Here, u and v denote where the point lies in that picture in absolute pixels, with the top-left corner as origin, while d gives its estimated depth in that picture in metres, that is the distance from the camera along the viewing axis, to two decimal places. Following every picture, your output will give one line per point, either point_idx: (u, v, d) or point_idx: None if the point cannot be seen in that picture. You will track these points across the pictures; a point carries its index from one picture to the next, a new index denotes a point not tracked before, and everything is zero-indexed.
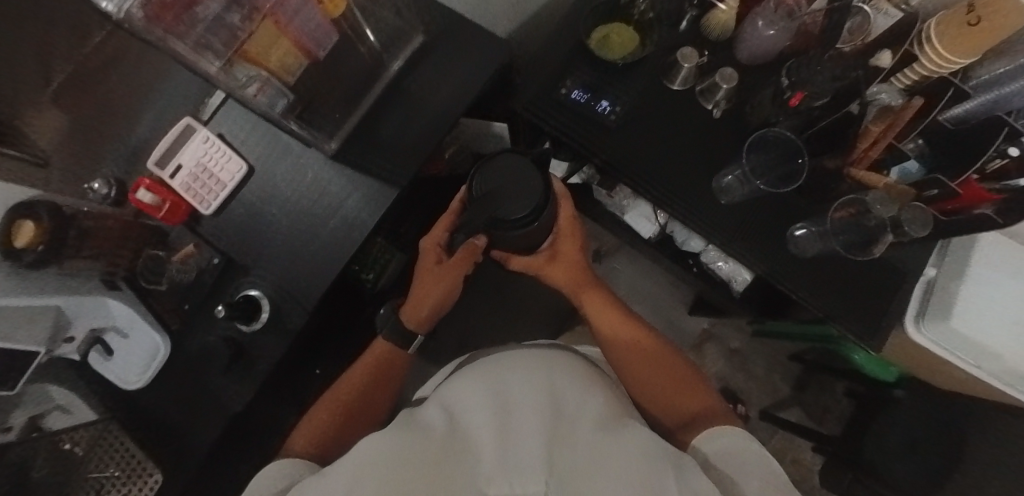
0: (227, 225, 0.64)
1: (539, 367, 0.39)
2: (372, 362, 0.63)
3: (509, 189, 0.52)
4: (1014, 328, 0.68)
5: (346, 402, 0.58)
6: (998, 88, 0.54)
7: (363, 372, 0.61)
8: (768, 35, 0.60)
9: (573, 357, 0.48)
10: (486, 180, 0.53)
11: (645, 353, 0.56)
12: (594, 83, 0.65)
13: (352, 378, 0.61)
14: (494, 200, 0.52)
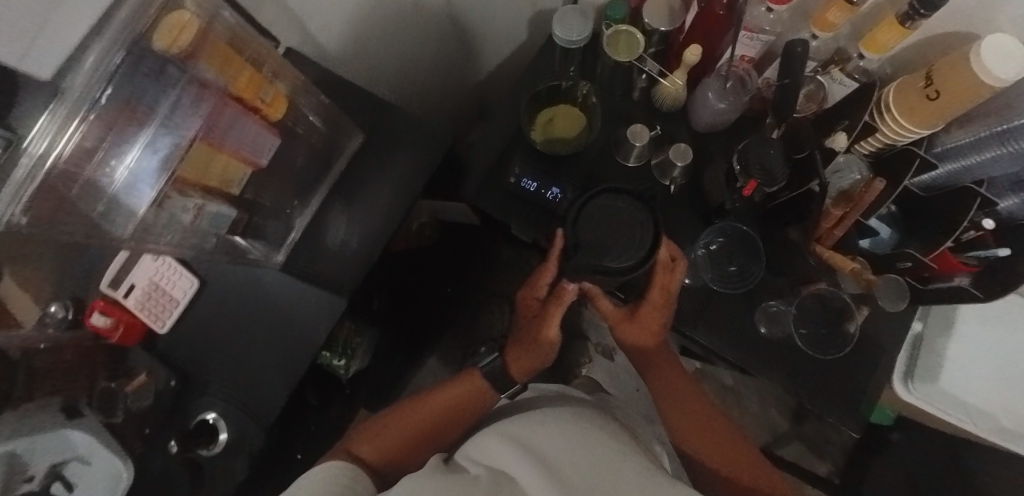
0: (183, 341, 0.63)
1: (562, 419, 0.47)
2: (448, 397, 0.60)
3: (624, 242, 0.50)
4: (1007, 386, 0.62)
5: (411, 440, 0.57)
6: (963, 157, 0.50)
7: (449, 402, 0.59)
8: (719, 109, 0.58)
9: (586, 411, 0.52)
10: (586, 223, 0.51)
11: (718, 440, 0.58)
12: (543, 169, 0.63)
13: (420, 412, 0.59)
14: (600, 247, 0.50)
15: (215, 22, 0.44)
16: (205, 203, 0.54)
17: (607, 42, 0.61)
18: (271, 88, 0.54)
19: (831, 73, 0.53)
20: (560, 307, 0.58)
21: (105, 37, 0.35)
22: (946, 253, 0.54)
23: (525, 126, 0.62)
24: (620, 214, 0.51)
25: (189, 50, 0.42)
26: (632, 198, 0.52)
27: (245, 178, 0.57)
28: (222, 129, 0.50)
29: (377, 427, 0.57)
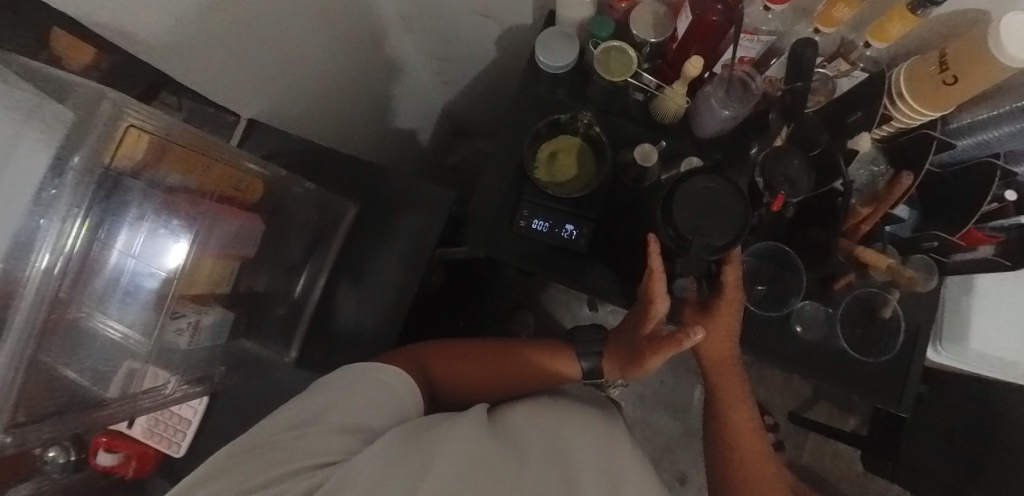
0: (202, 460, 0.58)
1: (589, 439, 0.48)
2: (537, 353, 0.59)
3: (716, 216, 0.47)
4: None
5: (479, 378, 0.57)
6: (977, 134, 0.50)
7: (534, 358, 0.59)
8: (725, 118, 0.55)
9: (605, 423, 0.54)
10: (686, 208, 0.48)
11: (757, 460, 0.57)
12: (551, 207, 0.59)
13: (511, 363, 0.58)
14: (702, 230, 0.47)
15: (170, 131, 0.40)
16: (200, 317, 0.49)
17: (597, 63, 0.56)
18: (245, 174, 0.51)
19: (838, 66, 0.52)
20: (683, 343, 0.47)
21: (61, 180, 0.32)
22: (971, 229, 0.53)
23: (528, 169, 0.58)
24: (717, 195, 0.48)
25: (144, 159, 0.38)
26: (724, 180, 0.49)
27: (235, 273, 0.53)
28: (214, 238, 0.48)
29: (457, 357, 0.57)
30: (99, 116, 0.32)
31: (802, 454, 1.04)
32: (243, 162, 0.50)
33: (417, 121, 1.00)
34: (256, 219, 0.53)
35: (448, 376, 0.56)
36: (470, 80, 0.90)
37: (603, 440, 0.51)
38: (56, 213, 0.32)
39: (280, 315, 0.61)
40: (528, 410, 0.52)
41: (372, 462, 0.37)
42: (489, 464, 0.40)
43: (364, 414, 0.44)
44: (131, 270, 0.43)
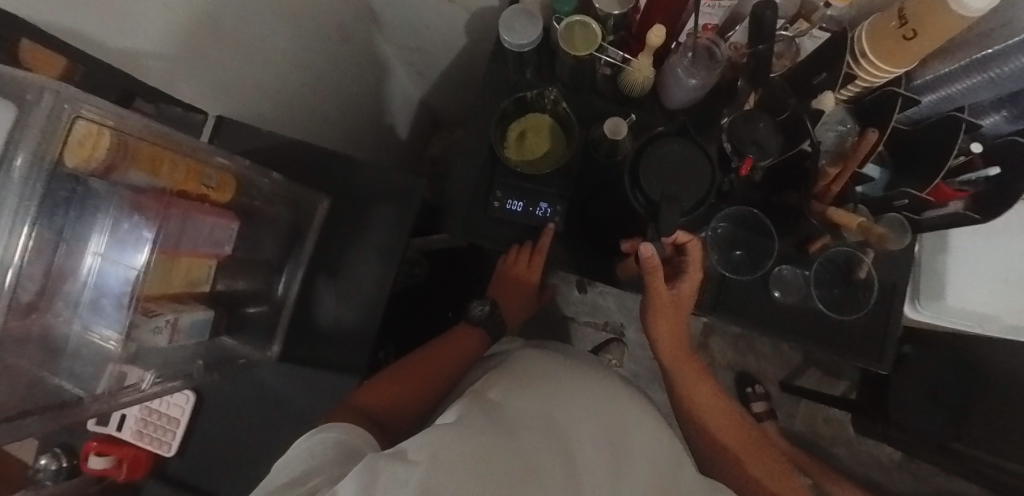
0: (191, 461, 0.58)
1: (601, 408, 0.45)
2: (442, 349, 0.61)
3: (682, 175, 0.49)
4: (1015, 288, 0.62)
5: (416, 394, 0.55)
6: (942, 88, 0.50)
7: (453, 355, 0.61)
8: (691, 86, 0.55)
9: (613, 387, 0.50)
10: (656, 177, 0.49)
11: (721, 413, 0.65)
12: (524, 186, 0.59)
13: (437, 361, 0.59)
14: (668, 188, 0.48)
15: (127, 131, 0.40)
16: (178, 316, 0.48)
17: (562, 38, 0.56)
18: (214, 170, 0.51)
19: (799, 28, 0.52)
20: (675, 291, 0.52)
21: (6, 183, 0.31)
22: (941, 185, 0.54)
23: (498, 150, 0.58)
24: (682, 159, 0.49)
25: (107, 161, 0.38)
26: (688, 144, 0.50)
27: (212, 273, 0.53)
28: (181, 234, 0.47)
29: (394, 383, 0.54)
30: (39, 110, 0.31)
31: (796, 421, 1.05)
32: (210, 158, 0.50)
33: (393, 113, 0.99)
34: (231, 219, 0.53)
35: (392, 408, 0.52)
36: (442, 68, 0.90)
37: (603, 403, 0.46)
38: (5, 214, 0.32)
39: (260, 313, 0.60)
40: (508, 383, 0.46)
41: (349, 485, 0.31)
42: (482, 456, 0.34)
43: (324, 458, 0.38)
44: (100, 273, 0.42)
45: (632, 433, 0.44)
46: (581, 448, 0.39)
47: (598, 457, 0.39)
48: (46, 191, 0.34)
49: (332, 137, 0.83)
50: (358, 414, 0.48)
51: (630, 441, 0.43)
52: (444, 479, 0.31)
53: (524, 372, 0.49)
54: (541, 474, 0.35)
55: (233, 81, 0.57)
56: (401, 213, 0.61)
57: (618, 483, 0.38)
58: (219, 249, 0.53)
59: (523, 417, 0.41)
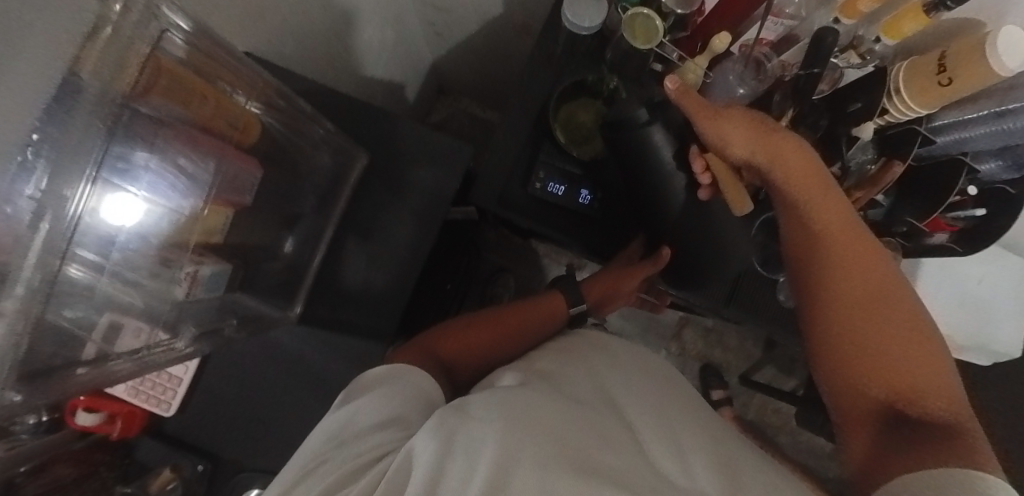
0: (200, 415, 0.56)
1: (670, 390, 0.42)
2: (528, 310, 0.58)
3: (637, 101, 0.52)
4: (961, 309, 0.73)
5: (488, 348, 0.53)
6: (962, 131, 0.54)
7: (530, 317, 0.57)
8: (739, 94, 0.58)
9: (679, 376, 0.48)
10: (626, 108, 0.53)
11: (880, 280, 0.41)
12: (571, 171, 0.60)
13: (505, 321, 0.56)
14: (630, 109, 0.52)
15: (167, 53, 0.34)
16: (198, 269, 0.45)
17: (624, 27, 0.56)
18: (241, 109, 0.45)
19: (848, 58, 0.55)
20: (720, 123, 0.41)
21: (74, 109, 0.28)
22: (938, 217, 0.60)
23: (550, 125, 0.59)
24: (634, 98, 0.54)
25: (144, 86, 0.32)
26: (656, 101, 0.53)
27: (228, 222, 0.48)
28: (220, 182, 0.44)
29: (455, 333, 0.53)
30: (118, 41, 0.29)
31: (749, 409, 1.16)
32: (236, 96, 0.44)
33: (407, 72, 0.94)
34: (255, 167, 0.48)
35: (461, 352, 0.52)
36: (468, 35, 0.86)
37: (648, 377, 0.44)
38: (66, 149, 0.28)
39: (275, 272, 0.57)
40: (554, 359, 0.46)
41: (424, 439, 0.32)
42: (542, 417, 0.33)
43: (402, 406, 0.39)
44: (128, 203, 0.36)
45: (684, 397, 0.42)
46: (635, 416, 0.37)
47: (648, 414, 0.37)
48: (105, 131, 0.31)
49: (345, 86, 0.77)
50: (432, 361, 0.48)
51: (687, 405, 0.41)
52: (510, 438, 0.30)
53: (580, 351, 0.48)
54: (588, 428, 0.33)
55: (271, 15, 0.52)
56: (442, 180, 0.60)
57: (675, 433, 0.35)
58: (243, 199, 0.49)
59: (583, 391, 0.39)
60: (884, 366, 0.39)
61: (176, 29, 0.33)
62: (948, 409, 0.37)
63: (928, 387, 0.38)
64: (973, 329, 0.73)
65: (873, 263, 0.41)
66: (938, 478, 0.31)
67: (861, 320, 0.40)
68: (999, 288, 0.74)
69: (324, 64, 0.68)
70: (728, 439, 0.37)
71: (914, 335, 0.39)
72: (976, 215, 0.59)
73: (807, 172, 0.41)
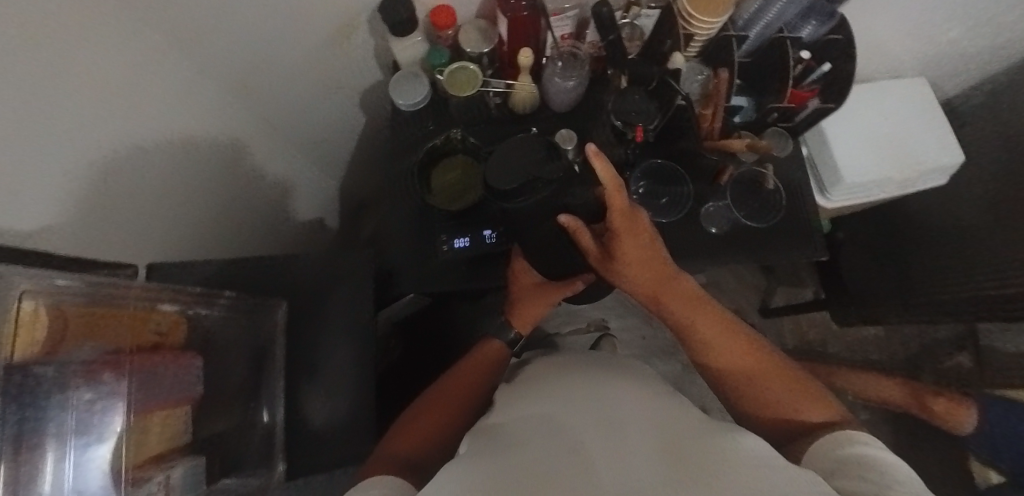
0: None
1: (630, 393, 0.41)
2: (473, 363, 0.56)
3: (520, 163, 0.58)
4: (884, 153, 0.74)
5: (444, 423, 0.49)
6: (761, 17, 0.59)
7: (480, 367, 0.55)
8: (568, 86, 0.62)
9: (649, 381, 0.46)
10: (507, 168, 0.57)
11: (704, 309, 0.50)
12: (464, 221, 0.62)
13: (460, 381, 0.53)
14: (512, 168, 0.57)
15: (62, 298, 0.38)
16: (169, 473, 0.46)
17: (447, 85, 0.64)
18: (159, 314, 0.49)
19: (635, 13, 0.60)
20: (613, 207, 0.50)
21: None
22: (794, 90, 0.63)
23: (428, 199, 0.61)
24: (514, 151, 0.58)
25: (49, 340, 0.36)
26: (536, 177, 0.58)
27: (187, 419, 0.50)
28: (155, 389, 0.46)
29: (419, 422, 0.49)
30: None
31: (785, 339, 1.11)
32: (156, 303, 0.48)
33: (318, 205, 1.00)
34: (192, 357, 0.52)
35: (424, 443, 0.46)
36: (351, 151, 0.93)
37: (593, 386, 0.43)
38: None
39: (247, 444, 0.58)
40: (512, 401, 0.44)
41: None
42: (479, 478, 0.32)
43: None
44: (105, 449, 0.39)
45: (629, 405, 0.39)
46: (593, 446, 0.32)
47: (595, 439, 0.34)
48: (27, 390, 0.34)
49: (259, 245, 0.83)
50: (393, 464, 0.42)
51: (627, 414, 0.37)
52: None
53: (545, 378, 0.47)
54: (531, 453, 0.34)
55: (161, 222, 0.57)
56: (358, 288, 0.63)
57: (628, 450, 0.32)
58: (190, 393, 0.51)
59: (532, 428, 0.38)
60: (760, 393, 0.44)
61: (55, 279, 0.37)
62: (821, 412, 0.41)
63: (795, 394, 0.43)
64: (907, 163, 0.73)
65: (690, 300, 0.51)
66: (834, 442, 0.36)
67: (721, 350, 0.48)
68: (901, 114, 0.75)
69: (226, 238, 0.74)
70: (674, 430, 0.35)
71: (757, 359, 0.46)
72: (826, 71, 0.62)
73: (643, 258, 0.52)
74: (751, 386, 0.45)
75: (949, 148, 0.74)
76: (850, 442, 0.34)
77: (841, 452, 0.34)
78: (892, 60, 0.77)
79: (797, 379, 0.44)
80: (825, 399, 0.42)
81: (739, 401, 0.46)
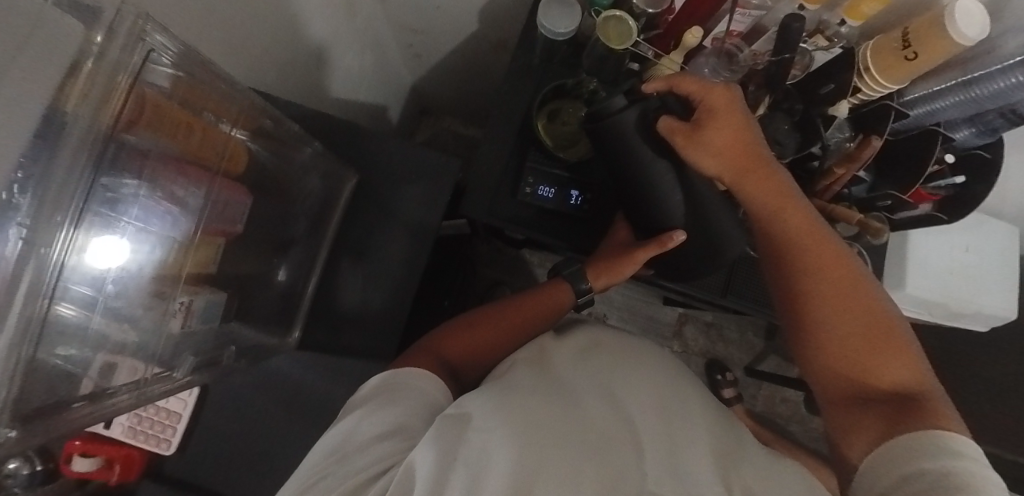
0: (198, 453, 0.55)
1: (693, 396, 0.45)
2: (531, 303, 0.59)
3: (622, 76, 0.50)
4: (951, 279, 0.74)
5: (490, 346, 0.54)
6: (931, 103, 0.56)
7: (539, 310, 0.58)
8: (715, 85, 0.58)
9: (698, 384, 0.51)
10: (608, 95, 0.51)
11: (814, 244, 0.45)
12: (560, 173, 0.61)
13: (518, 316, 0.56)
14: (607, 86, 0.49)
15: (150, 85, 0.34)
16: (194, 300, 0.44)
17: (598, 29, 0.58)
18: (228, 138, 0.45)
19: (817, 42, 0.57)
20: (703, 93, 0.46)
21: (59, 143, 0.28)
22: (919, 188, 0.60)
23: (537, 131, 0.60)
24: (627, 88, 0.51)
25: (128, 117, 0.32)
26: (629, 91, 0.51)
27: (220, 254, 0.48)
28: (210, 212, 0.44)
29: (470, 335, 0.53)
30: (97, 73, 0.29)
31: (757, 400, 1.15)
32: (222, 125, 0.44)
33: (389, 93, 0.95)
34: (243, 194, 0.48)
35: (467, 356, 0.51)
36: (444, 53, 0.87)
37: (665, 379, 0.46)
38: (52, 191, 0.28)
39: (269, 300, 0.57)
40: (571, 360, 0.46)
41: (424, 451, 0.32)
42: (550, 419, 0.35)
43: (404, 414, 0.39)
44: (105, 245, 0.34)
45: (691, 408, 0.43)
46: (651, 430, 0.37)
47: (660, 427, 0.38)
48: (96, 161, 0.31)
49: (328, 111, 0.78)
50: (432, 359, 0.47)
51: (693, 414, 0.42)
52: (516, 441, 0.32)
53: (598, 348, 0.50)
54: (593, 411, 0.37)
55: (251, 42, 0.52)
56: (430, 193, 0.61)
57: (682, 442, 0.37)
58: (233, 227, 0.48)
59: (589, 388, 0.41)
60: (842, 351, 0.42)
61: (163, 59, 0.34)
62: (907, 374, 0.40)
63: (881, 357, 0.41)
64: (966, 297, 0.74)
65: (784, 203, 0.47)
66: (912, 443, 0.35)
67: (815, 284, 0.44)
68: (982, 250, 0.75)
69: (306, 91, 0.69)
70: (735, 452, 0.40)
71: (849, 303, 0.43)
72: (957, 183, 0.60)
73: (736, 150, 0.47)
74: (846, 350, 0.42)
75: (1005, 300, 0.75)
76: (941, 450, 0.33)
77: (923, 464, 0.33)
78: (1001, 193, 0.75)
79: (891, 333, 0.42)
80: (909, 361, 0.41)
81: (816, 355, 0.44)
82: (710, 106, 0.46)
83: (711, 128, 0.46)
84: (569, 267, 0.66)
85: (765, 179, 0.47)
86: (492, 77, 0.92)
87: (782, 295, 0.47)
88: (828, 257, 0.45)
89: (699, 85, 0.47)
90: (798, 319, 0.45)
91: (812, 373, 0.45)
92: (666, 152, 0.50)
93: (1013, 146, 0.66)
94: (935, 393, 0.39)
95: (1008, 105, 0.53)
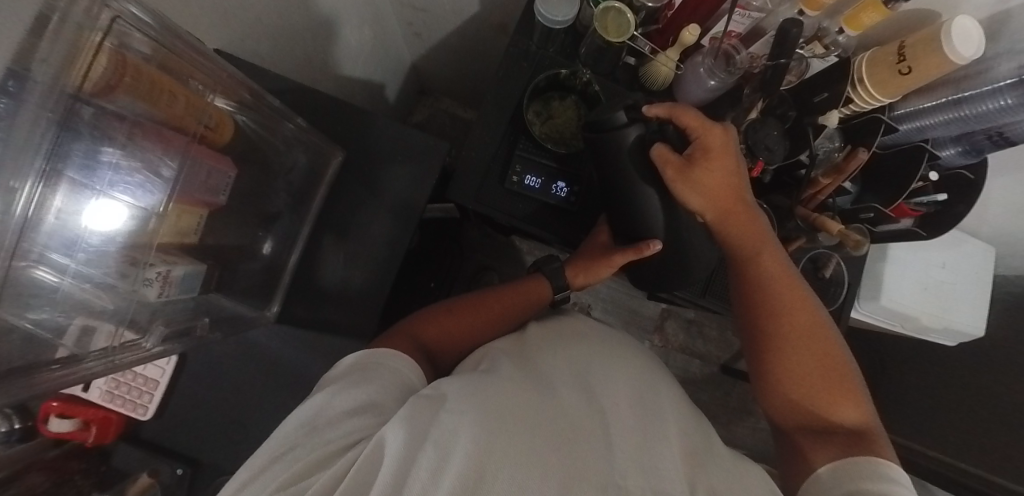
0: (173, 417, 0.56)
1: (665, 393, 0.47)
2: (512, 295, 0.59)
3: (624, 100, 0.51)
4: (924, 294, 0.75)
5: (468, 332, 0.55)
6: (921, 119, 0.56)
7: (519, 300, 0.59)
8: (709, 86, 0.58)
9: (671, 383, 0.51)
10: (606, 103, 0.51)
11: (783, 284, 0.48)
12: (548, 164, 0.61)
13: (498, 306, 0.57)
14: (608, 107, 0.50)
15: (128, 49, 0.34)
16: (171, 270, 0.43)
17: (596, 20, 0.57)
18: (212, 108, 0.44)
19: (813, 49, 0.57)
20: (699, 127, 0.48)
21: (25, 102, 0.28)
22: (902, 203, 0.61)
23: (527, 120, 0.60)
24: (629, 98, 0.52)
25: (102, 81, 0.32)
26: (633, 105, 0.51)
27: (201, 224, 0.47)
28: (190, 181, 0.43)
29: (447, 320, 0.54)
30: (59, 35, 0.28)
31: (730, 396, 1.18)
32: (205, 94, 0.43)
33: (387, 70, 0.93)
34: (227, 165, 0.48)
35: (445, 339, 0.53)
36: (445, 33, 0.85)
37: (639, 375, 0.47)
38: (11, 149, 0.28)
39: (250, 272, 0.57)
40: (551, 350, 0.47)
41: (396, 426, 0.33)
42: (522, 408, 0.35)
43: (379, 392, 0.40)
44: (101, 208, 0.37)
45: (660, 403, 0.44)
46: (620, 423, 0.38)
47: (630, 420, 0.39)
48: (63, 121, 0.31)
49: (323, 86, 0.77)
50: (409, 343, 0.48)
51: (664, 410, 0.43)
52: (483, 425, 0.33)
53: (580, 340, 0.50)
54: (565, 402, 0.38)
55: (241, 11, 0.51)
56: (417, 176, 0.61)
57: (650, 436, 0.38)
58: (217, 199, 0.48)
59: (563, 380, 0.42)
60: (800, 387, 0.44)
61: (134, 25, 0.33)
62: (856, 414, 0.42)
63: (836, 396, 0.43)
64: (936, 313, 0.75)
65: (760, 246, 0.49)
66: (855, 465, 0.38)
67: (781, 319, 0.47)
68: (956, 268, 0.77)
69: (300, 66, 0.68)
70: (697, 448, 0.41)
71: (812, 342, 0.45)
72: (938, 200, 0.61)
73: (724, 191, 0.49)
74: (803, 385, 0.44)
75: (975, 320, 0.77)
76: (875, 472, 0.36)
77: (864, 484, 0.36)
78: (984, 214, 0.76)
79: (846, 376, 0.44)
80: (860, 404, 0.43)
81: (773, 385, 0.46)
82: (705, 144, 0.48)
83: (700, 164, 0.48)
84: (551, 262, 0.67)
85: (743, 217, 0.50)
86: (492, 61, 0.91)
87: (746, 326, 0.49)
88: (796, 299, 0.47)
89: (698, 120, 0.48)
90: (761, 350, 0.47)
91: (767, 401, 0.47)
92: (655, 180, 0.51)
93: (999, 169, 0.66)
94: (880, 436, 0.41)
95: (995, 127, 0.54)
